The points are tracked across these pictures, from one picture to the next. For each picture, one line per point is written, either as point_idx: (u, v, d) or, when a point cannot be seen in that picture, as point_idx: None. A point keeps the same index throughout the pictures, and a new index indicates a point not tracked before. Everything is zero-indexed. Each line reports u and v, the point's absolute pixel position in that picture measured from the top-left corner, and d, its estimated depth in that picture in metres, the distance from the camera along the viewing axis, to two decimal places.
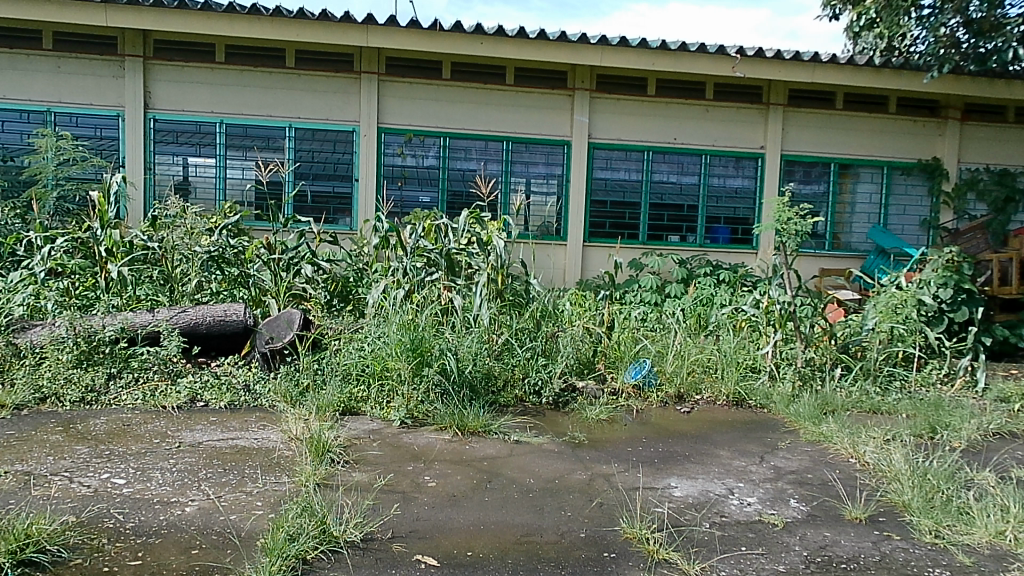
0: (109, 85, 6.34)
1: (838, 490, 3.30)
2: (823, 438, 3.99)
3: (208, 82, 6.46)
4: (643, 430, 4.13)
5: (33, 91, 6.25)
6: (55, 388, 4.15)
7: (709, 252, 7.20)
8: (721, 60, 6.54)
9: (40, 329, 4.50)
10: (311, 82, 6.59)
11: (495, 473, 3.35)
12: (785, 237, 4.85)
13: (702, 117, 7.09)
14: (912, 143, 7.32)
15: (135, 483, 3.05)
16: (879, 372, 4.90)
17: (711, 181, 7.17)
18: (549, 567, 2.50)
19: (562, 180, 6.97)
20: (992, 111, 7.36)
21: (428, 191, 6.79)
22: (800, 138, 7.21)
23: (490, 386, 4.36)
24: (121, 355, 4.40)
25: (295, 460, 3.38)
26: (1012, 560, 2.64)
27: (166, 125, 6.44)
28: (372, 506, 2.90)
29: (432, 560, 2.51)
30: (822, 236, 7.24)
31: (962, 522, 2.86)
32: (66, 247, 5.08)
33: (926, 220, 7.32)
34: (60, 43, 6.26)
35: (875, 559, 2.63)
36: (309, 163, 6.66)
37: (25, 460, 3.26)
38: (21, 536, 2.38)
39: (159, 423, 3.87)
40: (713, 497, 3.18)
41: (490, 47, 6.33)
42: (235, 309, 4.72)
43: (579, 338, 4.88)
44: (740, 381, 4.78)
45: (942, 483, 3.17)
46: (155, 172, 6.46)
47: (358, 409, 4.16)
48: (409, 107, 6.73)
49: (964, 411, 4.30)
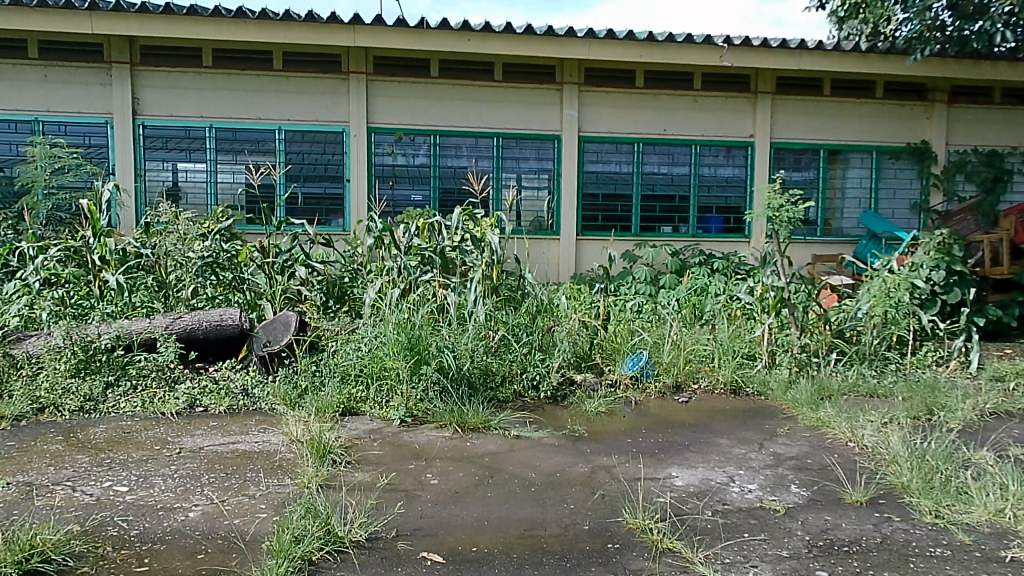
0: (97, 92, 6.31)
1: (838, 474, 3.32)
2: (821, 423, 4.01)
3: (196, 87, 6.44)
4: (642, 421, 4.14)
5: (21, 101, 6.22)
6: (53, 398, 4.13)
7: (702, 242, 7.21)
8: (709, 50, 6.55)
9: (36, 339, 4.49)
10: (299, 83, 6.57)
11: (497, 469, 3.37)
12: (777, 224, 4.88)
13: (691, 108, 7.11)
14: (901, 127, 7.35)
15: (138, 490, 3.06)
16: (874, 356, 4.97)
17: (701, 171, 7.19)
18: (553, 560, 2.52)
19: (553, 175, 6.99)
20: (979, 93, 7.40)
21: (420, 190, 6.80)
22: (790, 125, 7.23)
23: (489, 382, 4.37)
24: (118, 362, 4.40)
25: (297, 462, 3.38)
26: (1012, 537, 2.67)
27: (155, 131, 6.42)
28: (377, 505, 2.91)
29: (438, 556, 2.52)
30: (814, 223, 7.28)
31: (962, 502, 2.89)
32: (59, 256, 5.07)
33: (916, 203, 7.34)
34: (45, 51, 6.23)
35: (877, 541, 2.66)
36: (299, 165, 6.64)
37: (26, 470, 3.25)
38: (26, 546, 2.38)
39: (159, 430, 3.88)
40: (714, 485, 3.20)
41: (478, 44, 6.32)
42: (231, 313, 4.72)
43: (576, 332, 4.89)
44: (737, 369, 4.80)
45: (941, 463, 3.20)
46: (144, 179, 6.44)
47: (358, 409, 4.16)
48: (397, 106, 6.72)
49: (959, 392, 4.34)
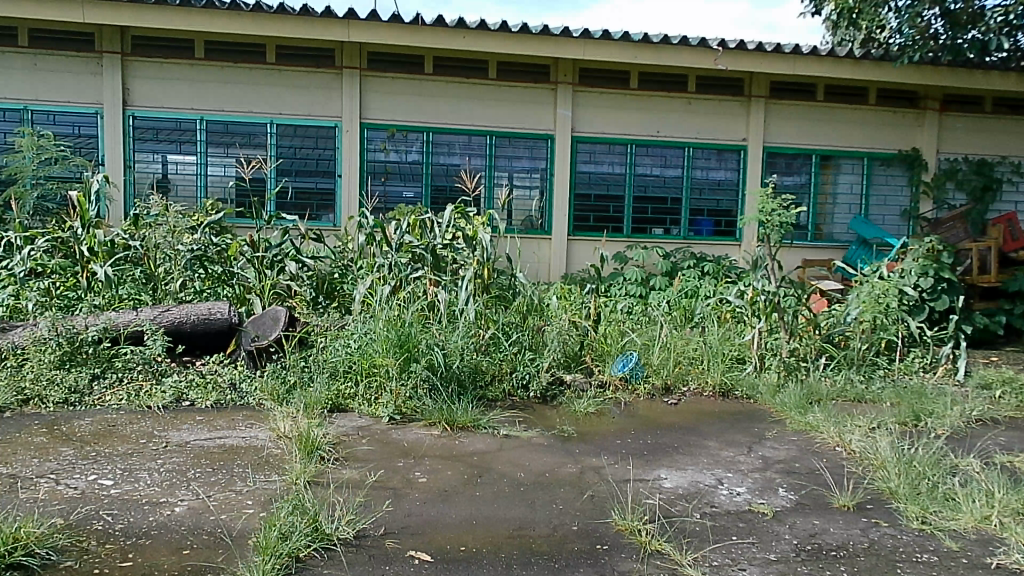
0: (87, 82, 6.25)
1: (826, 478, 3.33)
2: (810, 427, 4.03)
3: (188, 78, 6.37)
4: (631, 422, 4.15)
5: (9, 88, 6.14)
6: (38, 390, 4.08)
7: (693, 244, 7.23)
8: (702, 52, 6.56)
9: (21, 329, 4.46)
10: (292, 77, 6.54)
11: (485, 468, 3.35)
12: (769, 229, 4.88)
13: (685, 110, 7.13)
14: (892, 134, 7.38)
15: (123, 484, 3.02)
16: (862, 361, 5.01)
17: (694, 173, 7.19)
18: (542, 561, 2.51)
19: (546, 174, 6.98)
20: (970, 102, 7.45)
21: (412, 186, 6.77)
22: (781, 130, 7.25)
23: (477, 381, 4.34)
24: (104, 355, 4.36)
25: (284, 459, 3.36)
26: (998, 544, 2.68)
27: (145, 122, 6.37)
28: (363, 503, 2.89)
29: (426, 556, 2.50)
30: (805, 228, 7.31)
31: (949, 508, 2.91)
32: (47, 247, 5.02)
33: (906, 210, 7.37)
34: (35, 40, 6.17)
35: (864, 546, 2.67)
36: (290, 159, 6.60)
37: (10, 462, 3.22)
38: (9, 540, 2.35)
39: (144, 424, 3.83)
40: (702, 487, 3.21)
41: (473, 41, 6.31)
42: (219, 307, 4.67)
43: (566, 332, 4.86)
44: (726, 372, 4.81)
45: (928, 469, 3.22)
46: (134, 171, 6.39)
47: (347, 406, 4.14)
48: (391, 102, 6.69)
49: (946, 399, 4.37)
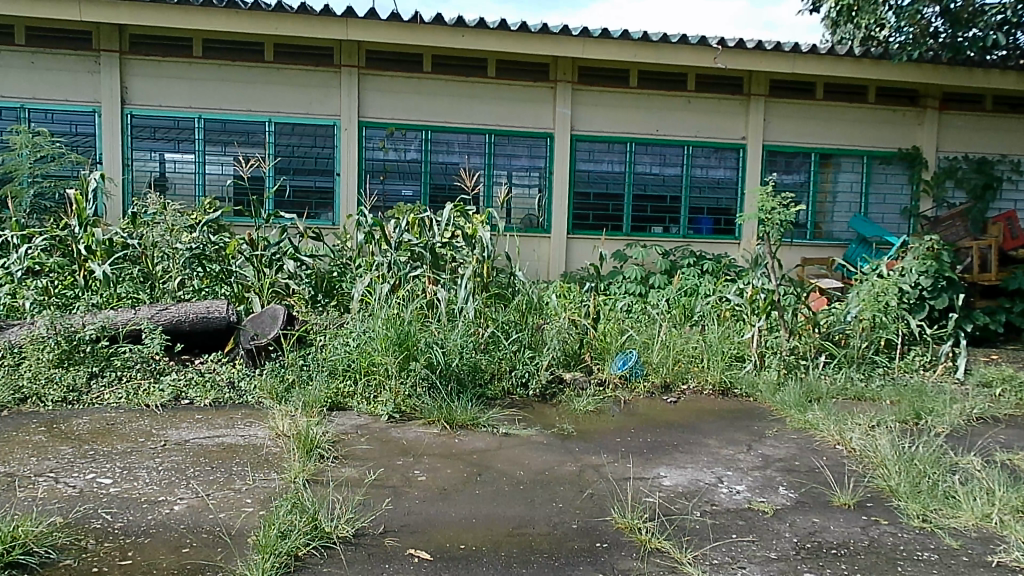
0: (85, 80, 6.23)
1: (826, 476, 3.32)
2: (809, 425, 4.03)
3: (186, 76, 6.36)
4: (631, 420, 4.14)
5: (6, 87, 6.13)
6: (36, 388, 4.07)
7: (692, 242, 7.21)
8: (701, 51, 6.56)
9: (18, 328, 4.45)
10: (291, 76, 6.52)
11: (484, 466, 3.34)
12: (768, 226, 4.88)
13: (685, 109, 7.12)
14: (892, 133, 7.38)
15: (121, 482, 3.01)
16: (862, 359, 4.99)
17: (694, 172, 7.19)
18: (541, 559, 2.50)
19: (545, 172, 6.97)
20: (970, 100, 7.44)
21: (411, 184, 6.76)
22: (781, 129, 7.24)
23: (477, 379, 4.33)
24: (101, 354, 4.34)
25: (283, 457, 3.35)
26: (998, 542, 2.68)
27: (143, 121, 6.35)
28: (363, 502, 2.88)
29: (425, 554, 2.50)
30: (804, 226, 7.31)
31: (949, 506, 2.91)
32: (45, 246, 5.00)
33: (905, 208, 7.37)
34: (32, 38, 6.15)
35: (864, 544, 2.67)
36: (288, 158, 6.59)
37: (8, 460, 3.21)
38: (7, 538, 2.34)
39: (143, 422, 3.82)
40: (702, 485, 3.20)
41: (472, 39, 6.30)
42: (218, 306, 4.66)
43: (566, 330, 4.82)
44: (726, 370, 4.81)
45: (929, 467, 3.21)
46: (132, 169, 6.38)
47: (345, 404, 4.13)
48: (390, 100, 6.68)
49: (946, 397, 4.36)
